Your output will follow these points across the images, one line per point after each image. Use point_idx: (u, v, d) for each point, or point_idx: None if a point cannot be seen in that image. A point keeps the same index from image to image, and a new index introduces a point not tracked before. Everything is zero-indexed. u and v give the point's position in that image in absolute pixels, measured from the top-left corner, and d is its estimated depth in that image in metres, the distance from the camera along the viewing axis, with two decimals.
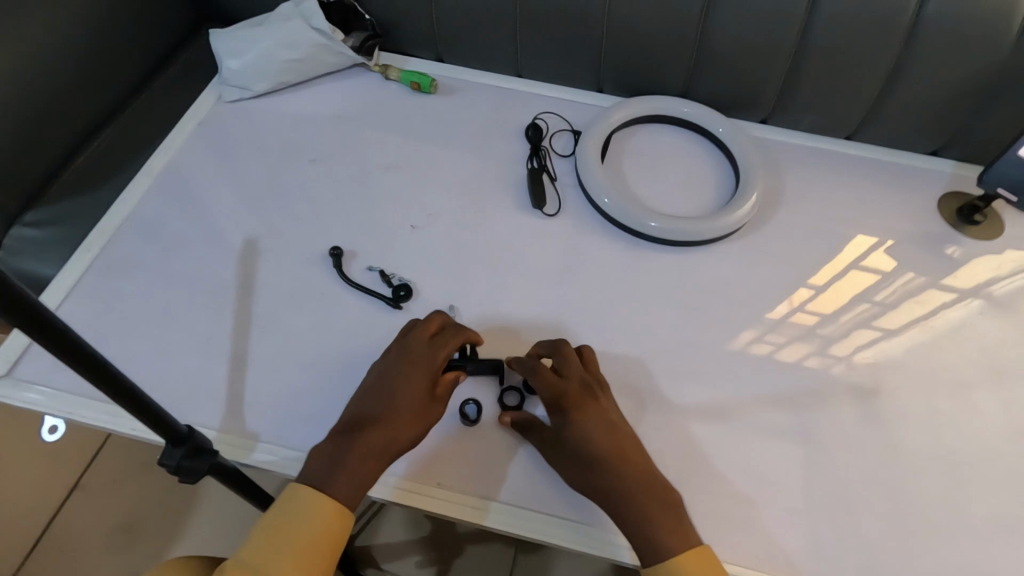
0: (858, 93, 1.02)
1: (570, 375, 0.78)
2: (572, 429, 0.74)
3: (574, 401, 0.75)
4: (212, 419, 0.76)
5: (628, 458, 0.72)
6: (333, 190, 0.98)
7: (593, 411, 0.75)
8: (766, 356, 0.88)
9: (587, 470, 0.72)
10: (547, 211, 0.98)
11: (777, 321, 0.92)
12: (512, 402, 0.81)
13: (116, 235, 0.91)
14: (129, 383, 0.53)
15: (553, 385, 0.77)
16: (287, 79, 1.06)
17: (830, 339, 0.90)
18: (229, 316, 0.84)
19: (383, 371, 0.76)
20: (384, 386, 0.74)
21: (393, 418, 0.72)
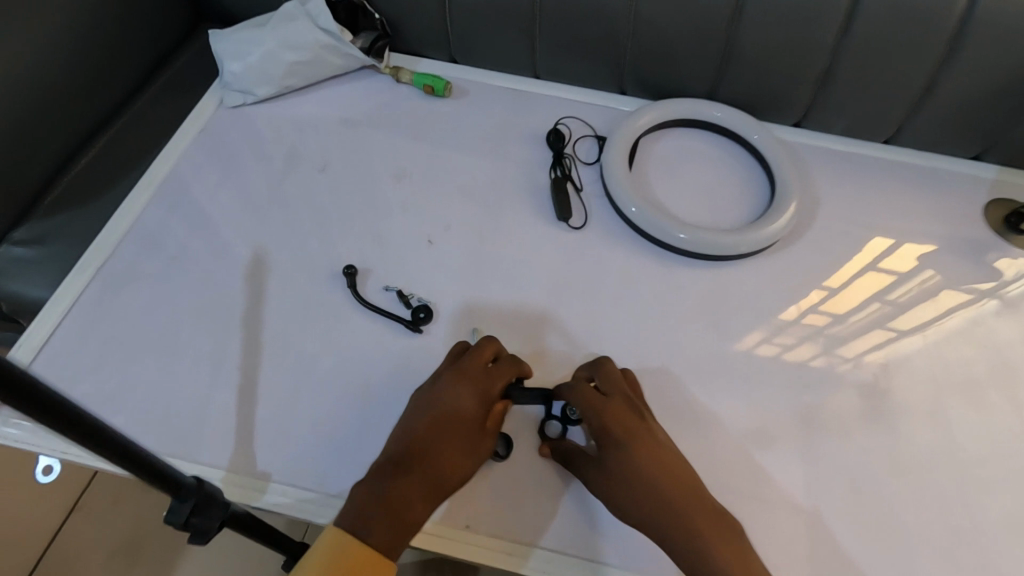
0: (901, 94, 0.95)
1: (613, 393, 0.73)
2: (620, 449, 0.69)
3: (621, 420, 0.71)
4: (221, 456, 0.70)
5: (680, 481, 0.68)
6: (344, 202, 0.91)
7: (640, 430, 0.70)
8: (771, 357, 0.84)
9: (638, 495, 0.67)
10: (573, 224, 0.92)
11: (785, 322, 0.88)
12: (553, 433, 0.76)
13: (111, 253, 0.84)
14: (128, 441, 0.46)
15: (597, 403, 0.72)
16: (292, 83, 1.00)
17: (838, 339, 0.87)
18: (237, 340, 0.78)
19: (433, 399, 0.71)
20: (433, 420, 0.70)
21: (441, 455, 0.68)
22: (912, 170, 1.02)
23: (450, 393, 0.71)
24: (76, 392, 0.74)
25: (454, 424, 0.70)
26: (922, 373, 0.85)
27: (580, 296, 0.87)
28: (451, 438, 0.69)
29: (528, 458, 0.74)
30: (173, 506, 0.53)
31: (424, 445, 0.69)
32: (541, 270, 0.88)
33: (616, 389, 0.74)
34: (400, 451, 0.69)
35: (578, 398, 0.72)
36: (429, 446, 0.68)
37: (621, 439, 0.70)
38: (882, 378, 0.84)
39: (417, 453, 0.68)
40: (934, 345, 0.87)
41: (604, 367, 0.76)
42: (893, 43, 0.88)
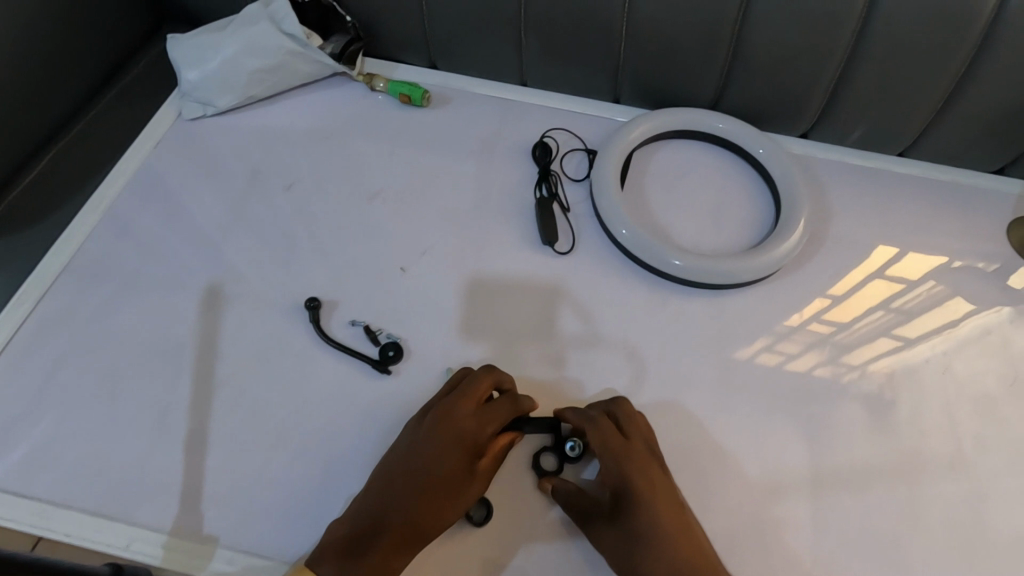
0: (922, 103, 0.86)
1: (632, 434, 0.68)
2: (634, 501, 0.64)
3: (638, 465, 0.66)
4: (163, 518, 0.65)
5: (696, 538, 0.63)
6: (310, 224, 0.84)
7: (658, 479, 0.66)
8: (774, 366, 0.79)
9: (646, 552, 0.62)
10: (559, 248, 0.85)
11: (789, 328, 0.82)
12: (548, 466, 0.70)
13: (54, 287, 0.78)
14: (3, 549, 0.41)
15: (616, 444, 0.67)
16: (257, 92, 0.92)
17: (843, 347, 0.81)
18: (187, 385, 0.72)
19: (425, 436, 0.67)
20: (425, 458, 0.65)
21: (428, 499, 0.64)
22: (931, 185, 0.94)
23: (442, 430, 0.66)
24: (10, 446, 0.68)
25: (445, 465, 0.65)
26: (941, 412, 0.77)
27: (566, 328, 0.79)
28: (442, 480, 0.64)
29: (508, 520, 0.67)
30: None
31: (413, 485, 0.64)
32: (523, 299, 0.81)
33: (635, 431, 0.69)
34: (387, 491, 0.64)
35: (598, 435, 0.67)
36: (418, 487, 0.64)
37: (636, 488, 0.64)
38: (897, 420, 0.77)
39: (405, 495, 0.64)
40: (956, 380, 0.79)
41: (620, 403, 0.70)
42: (914, 50, 0.80)
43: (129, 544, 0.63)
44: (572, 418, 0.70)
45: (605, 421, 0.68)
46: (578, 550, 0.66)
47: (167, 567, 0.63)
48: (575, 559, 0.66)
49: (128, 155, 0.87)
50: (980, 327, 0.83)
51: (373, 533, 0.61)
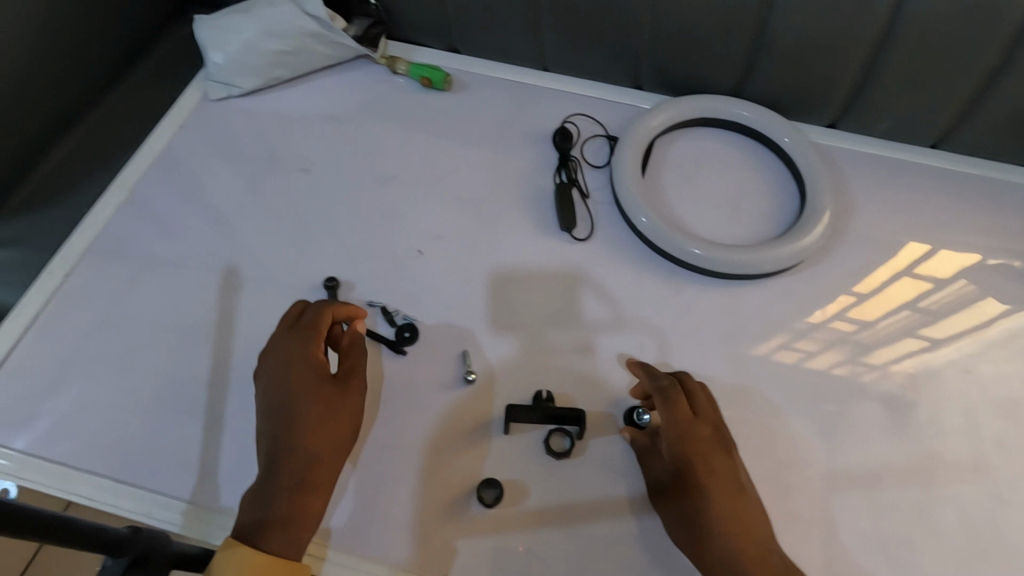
0: (956, 95, 0.84)
1: (702, 414, 0.66)
2: (692, 482, 0.62)
3: (700, 447, 0.64)
4: (182, 488, 0.66)
5: (749, 531, 0.61)
6: (328, 206, 0.85)
7: (720, 465, 0.63)
8: (792, 365, 0.77)
9: (694, 534, 0.62)
10: (576, 234, 0.85)
11: (809, 326, 0.80)
12: (558, 447, 0.69)
13: (81, 261, 0.80)
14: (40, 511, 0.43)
15: (682, 422, 0.65)
16: (279, 74, 0.93)
17: (864, 346, 0.79)
18: (207, 361, 0.73)
19: (303, 364, 0.66)
20: (318, 388, 0.65)
21: (337, 431, 0.64)
22: (964, 179, 0.91)
23: (319, 358, 0.67)
24: (38, 413, 0.70)
25: (329, 392, 0.65)
26: (967, 415, 0.75)
27: (581, 316, 0.79)
28: (326, 408, 0.64)
29: (519, 503, 0.67)
30: (108, 562, 0.51)
31: (304, 415, 0.64)
32: (539, 286, 0.80)
33: (705, 412, 0.67)
34: (285, 424, 0.64)
35: (669, 409, 0.65)
36: (314, 416, 0.64)
37: (696, 470, 0.63)
38: (918, 421, 0.75)
39: (310, 430, 0.63)
40: (983, 383, 0.77)
41: (690, 383, 0.69)
42: (949, 40, 0.78)
43: (149, 511, 0.65)
44: (644, 378, 0.69)
45: (678, 395, 0.66)
46: (588, 536, 0.66)
47: (185, 534, 0.64)
48: (584, 546, 0.66)
49: (153, 135, 0.89)
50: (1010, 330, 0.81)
51: (291, 472, 0.61)
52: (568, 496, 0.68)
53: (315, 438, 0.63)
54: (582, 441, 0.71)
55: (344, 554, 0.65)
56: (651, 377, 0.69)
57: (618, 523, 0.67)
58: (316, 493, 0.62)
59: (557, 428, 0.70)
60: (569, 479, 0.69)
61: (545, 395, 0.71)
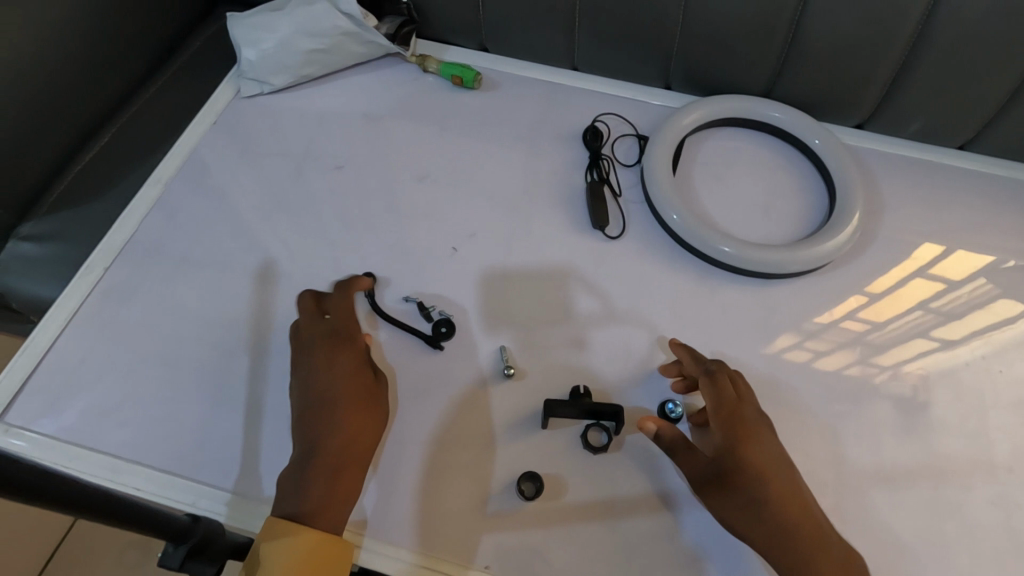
0: (987, 96, 0.84)
1: (746, 399, 0.68)
2: (744, 462, 0.63)
3: (746, 427, 0.65)
4: (226, 479, 0.67)
5: (803, 510, 0.61)
6: (362, 203, 0.86)
7: (768, 446, 0.64)
8: (801, 363, 0.78)
9: (750, 515, 0.61)
10: (607, 232, 0.85)
11: (819, 326, 0.81)
12: (596, 441, 0.70)
13: (121, 255, 0.81)
14: (108, 496, 0.45)
15: (729, 404, 0.66)
16: (311, 72, 0.94)
17: (874, 347, 0.80)
18: (247, 354, 0.74)
19: (342, 358, 0.69)
20: (355, 380, 0.68)
21: (366, 411, 0.67)
22: (992, 180, 0.92)
23: (356, 354, 0.70)
24: (83, 404, 0.72)
25: (365, 386, 0.68)
26: (999, 416, 0.76)
27: (615, 314, 0.80)
28: (363, 400, 0.67)
29: (558, 497, 0.68)
30: (170, 549, 0.53)
31: (341, 404, 0.66)
32: (572, 284, 0.81)
33: (748, 397, 0.68)
34: (322, 412, 0.66)
35: (715, 389, 0.67)
36: (351, 406, 0.66)
37: (748, 449, 0.63)
38: (950, 420, 0.76)
39: (346, 418, 0.66)
40: (1014, 384, 0.78)
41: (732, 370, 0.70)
42: (983, 40, 0.78)
43: (195, 501, 0.66)
44: (689, 364, 0.72)
45: (724, 378, 0.68)
46: (628, 531, 0.67)
47: (230, 525, 0.65)
48: (624, 541, 0.66)
49: (189, 131, 0.90)
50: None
51: (328, 458, 0.63)
52: (607, 492, 0.69)
53: (348, 419, 0.65)
54: (619, 436, 0.71)
55: (384, 545, 0.66)
56: (698, 363, 0.71)
57: (656, 518, 0.67)
58: (352, 480, 0.64)
59: (594, 424, 0.71)
60: (607, 474, 0.69)
61: (580, 390, 0.72)
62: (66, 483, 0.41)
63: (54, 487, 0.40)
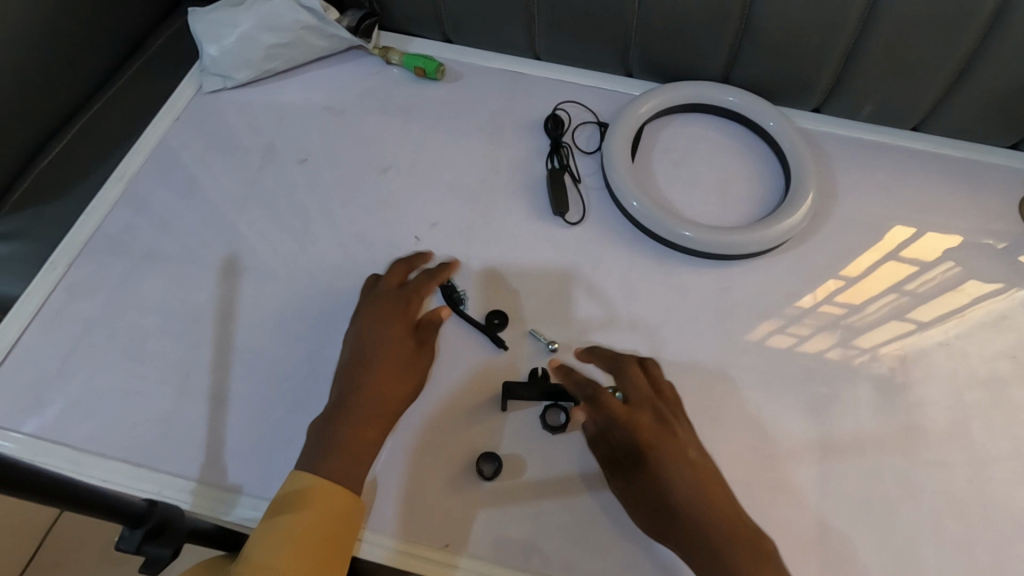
0: (935, 78, 0.86)
1: (639, 401, 0.68)
2: (651, 470, 0.64)
3: (665, 413, 0.67)
4: (189, 468, 0.68)
5: (716, 503, 0.62)
6: (324, 195, 0.87)
7: (671, 447, 0.65)
8: (790, 348, 0.80)
9: (670, 521, 0.62)
10: (567, 218, 0.87)
11: (804, 310, 0.83)
12: (555, 421, 0.72)
13: (82, 253, 0.81)
14: (70, 483, 0.47)
15: (623, 413, 0.66)
16: (273, 66, 0.95)
17: (856, 330, 0.82)
18: (210, 346, 0.75)
19: (389, 320, 0.71)
20: (398, 345, 0.70)
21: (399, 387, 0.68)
22: (945, 161, 0.94)
23: (408, 318, 0.72)
24: (48, 399, 0.72)
25: (406, 352, 0.70)
26: (948, 389, 0.78)
27: (583, 305, 0.81)
28: (402, 363, 0.69)
29: (517, 476, 0.70)
30: (127, 532, 0.54)
31: (381, 361, 0.69)
32: (532, 270, 0.83)
33: (665, 385, 0.71)
34: (358, 367, 0.68)
35: (631, 380, 0.69)
36: (388, 364, 0.69)
37: (650, 456, 0.64)
38: (902, 395, 0.78)
39: (378, 376, 0.67)
40: (964, 359, 0.80)
41: (649, 359, 0.73)
42: (928, 24, 0.80)
43: (161, 489, 0.67)
44: (599, 356, 0.73)
45: (638, 369, 0.71)
46: (587, 506, 0.69)
47: (194, 511, 0.66)
48: (581, 516, 0.68)
49: (151, 126, 0.90)
50: (996, 311, 0.84)
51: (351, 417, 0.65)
52: (566, 470, 0.70)
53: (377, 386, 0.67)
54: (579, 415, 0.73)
55: (366, 532, 0.67)
56: (610, 356, 0.72)
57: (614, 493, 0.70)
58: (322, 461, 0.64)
59: (549, 408, 0.73)
60: (571, 454, 0.71)
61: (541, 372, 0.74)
62: (21, 467, 0.42)
63: (20, 469, 0.42)
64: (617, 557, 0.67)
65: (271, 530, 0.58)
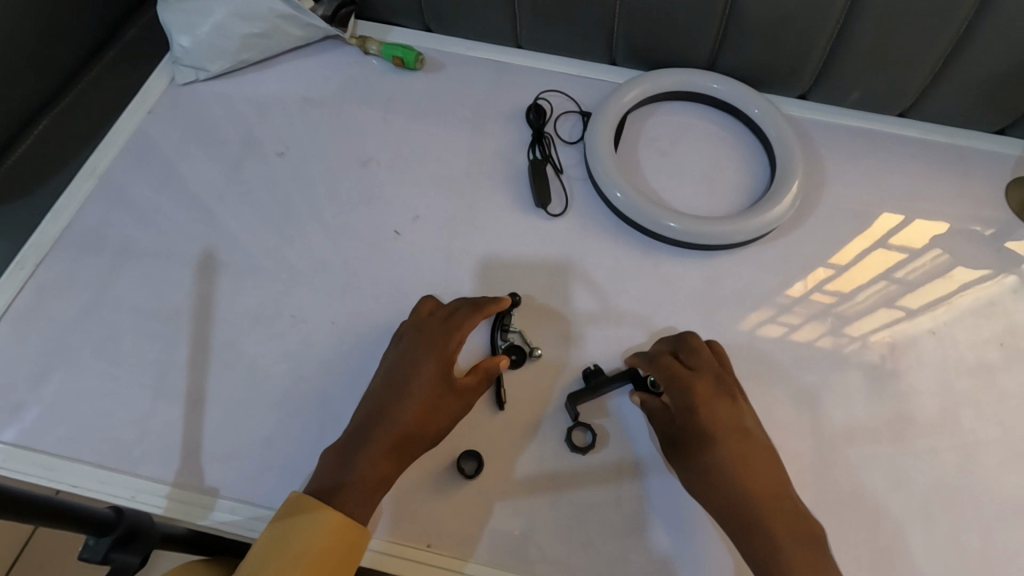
0: (922, 64, 0.85)
1: (699, 368, 0.69)
2: (702, 432, 0.65)
3: (726, 390, 0.68)
4: (166, 471, 0.67)
5: (761, 472, 0.63)
6: (301, 189, 0.85)
7: (724, 413, 0.66)
8: (781, 338, 0.79)
9: (713, 485, 0.63)
10: (550, 210, 0.85)
11: (794, 299, 0.82)
12: (580, 441, 0.70)
13: (52, 251, 0.79)
14: (33, 494, 0.45)
15: (681, 377, 0.68)
16: (247, 57, 0.92)
17: (847, 318, 0.81)
18: (186, 346, 0.73)
19: (427, 358, 0.66)
20: (428, 388, 0.65)
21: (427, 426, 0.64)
22: (934, 147, 0.93)
23: (444, 354, 0.67)
24: (17, 402, 0.70)
25: (439, 395, 0.65)
26: (935, 377, 0.78)
27: (568, 298, 0.80)
28: (431, 406, 0.64)
29: (501, 475, 0.69)
30: (92, 541, 0.53)
31: (411, 399, 0.64)
32: (515, 264, 0.81)
33: (728, 367, 0.71)
34: (390, 398, 0.65)
35: (694, 357, 0.70)
36: (418, 403, 0.64)
37: (705, 420, 0.65)
38: (891, 383, 0.77)
39: (411, 414, 0.64)
40: (954, 346, 0.80)
41: (715, 344, 0.73)
42: (916, 7, 0.78)
43: (133, 496, 0.66)
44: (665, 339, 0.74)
45: (703, 348, 0.71)
46: (572, 503, 0.68)
47: (168, 515, 0.65)
48: (567, 513, 0.67)
49: (123, 121, 0.88)
50: (985, 297, 0.83)
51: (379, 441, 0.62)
52: (549, 466, 0.69)
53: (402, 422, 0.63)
54: (604, 434, 0.72)
55: None
56: (675, 338, 0.73)
57: (600, 489, 0.69)
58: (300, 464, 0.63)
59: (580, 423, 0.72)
60: (558, 451, 0.70)
61: (592, 370, 0.73)
62: None
63: None
64: (603, 554, 0.66)
65: (273, 546, 0.58)
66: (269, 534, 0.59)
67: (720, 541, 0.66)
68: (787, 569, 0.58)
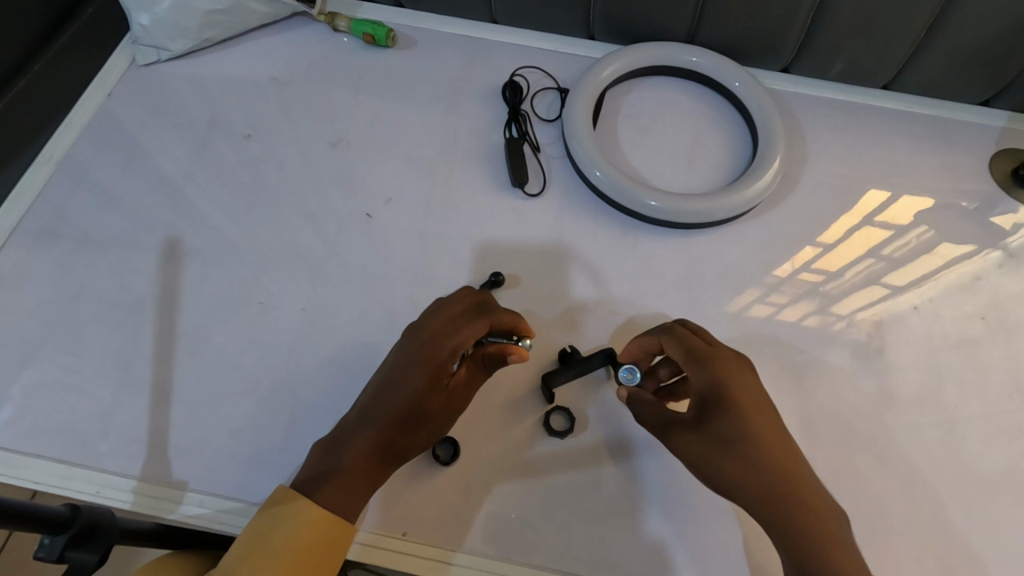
0: (905, 34, 0.83)
1: (717, 343, 0.66)
2: (730, 400, 0.61)
3: (743, 362, 0.65)
4: (132, 465, 0.65)
5: (788, 442, 0.61)
6: (270, 173, 0.82)
7: (749, 382, 0.63)
8: (766, 318, 0.78)
9: (746, 460, 0.59)
10: (529, 190, 0.83)
11: (778, 279, 0.80)
12: (559, 425, 0.69)
13: (9, 241, 0.76)
14: None
15: (701, 348, 0.64)
16: (211, 36, 0.88)
17: (831, 297, 0.79)
18: (151, 335, 0.71)
19: (418, 362, 0.62)
20: (413, 391, 0.61)
21: (407, 429, 0.61)
22: (917, 120, 0.91)
23: (437, 358, 0.62)
24: None
25: (424, 399, 0.62)
26: (920, 355, 0.77)
27: (548, 281, 0.78)
28: (411, 409, 0.61)
29: (479, 461, 0.67)
30: (48, 540, 0.51)
31: (396, 403, 0.61)
32: (493, 248, 0.79)
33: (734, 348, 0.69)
34: (376, 402, 0.61)
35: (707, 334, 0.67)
36: (399, 407, 0.61)
37: (734, 388, 0.62)
38: (874, 360, 0.76)
39: (398, 415, 0.61)
40: (935, 321, 0.79)
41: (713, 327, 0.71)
42: None
43: (100, 490, 0.64)
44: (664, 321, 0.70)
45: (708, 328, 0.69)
46: (550, 487, 0.67)
47: (137, 510, 0.64)
48: (546, 498, 0.66)
49: (81, 104, 0.84)
50: (969, 273, 0.82)
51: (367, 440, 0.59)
52: (528, 451, 0.68)
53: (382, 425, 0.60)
54: (582, 418, 0.70)
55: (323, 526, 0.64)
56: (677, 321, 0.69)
57: (579, 473, 0.67)
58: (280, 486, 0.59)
59: (559, 407, 0.70)
60: (535, 434, 0.69)
61: (569, 350, 0.72)
62: None
63: None
64: (582, 537, 0.65)
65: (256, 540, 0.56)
66: (253, 528, 0.57)
67: (701, 522, 0.66)
68: (824, 535, 0.56)
